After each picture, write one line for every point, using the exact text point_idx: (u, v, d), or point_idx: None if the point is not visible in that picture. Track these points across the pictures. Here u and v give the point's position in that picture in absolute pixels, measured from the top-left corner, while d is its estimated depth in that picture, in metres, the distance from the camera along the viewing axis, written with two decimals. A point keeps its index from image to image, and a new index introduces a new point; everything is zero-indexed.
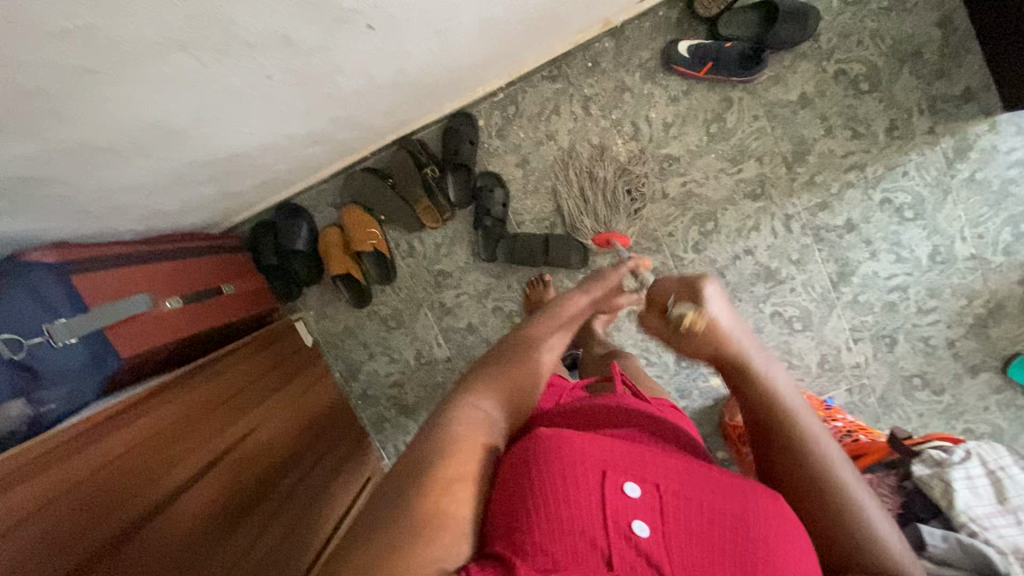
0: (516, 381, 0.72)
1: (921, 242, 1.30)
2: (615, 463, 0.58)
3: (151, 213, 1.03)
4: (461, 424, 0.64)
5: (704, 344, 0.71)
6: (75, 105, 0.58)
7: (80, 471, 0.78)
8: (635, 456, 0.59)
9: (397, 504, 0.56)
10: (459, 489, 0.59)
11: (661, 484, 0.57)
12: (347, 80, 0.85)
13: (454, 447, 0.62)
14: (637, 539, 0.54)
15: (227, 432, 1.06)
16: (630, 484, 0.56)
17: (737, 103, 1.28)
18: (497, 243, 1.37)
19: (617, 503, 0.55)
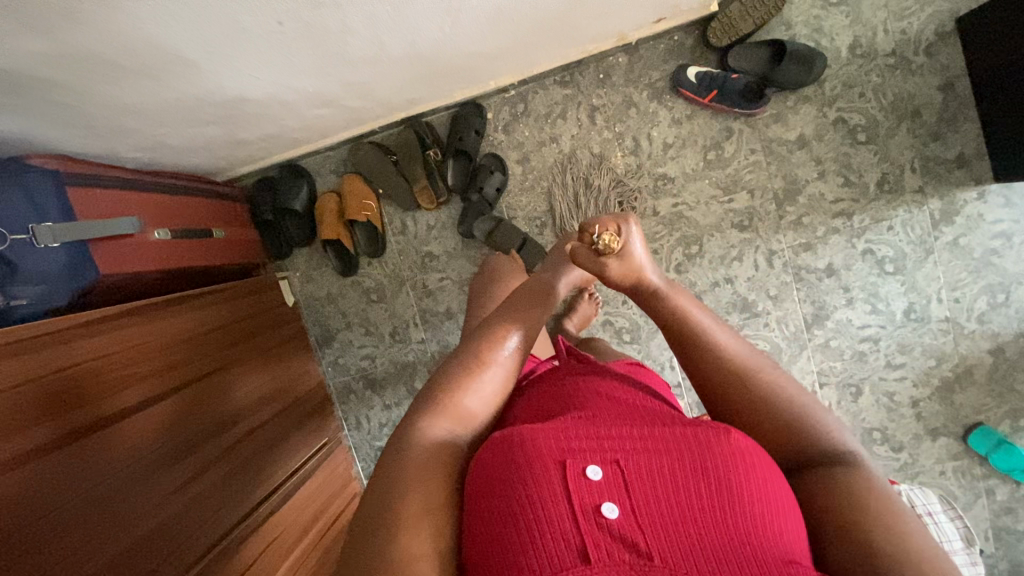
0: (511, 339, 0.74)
1: (898, 297, 1.32)
2: (571, 450, 0.55)
3: (156, 145, 1.08)
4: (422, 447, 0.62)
5: (625, 275, 0.75)
6: (88, 10, 0.62)
7: (39, 367, 0.80)
8: (592, 440, 0.56)
9: (365, 552, 0.53)
10: (426, 516, 0.55)
11: (622, 460, 0.55)
12: (358, 42, 0.89)
13: (421, 469, 0.59)
14: (608, 522, 0.50)
15: (185, 363, 1.07)
16: (590, 467, 0.54)
17: (737, 135, 1.32)
18: (474, 218, 1.40)
19: (580, 488, 0.53)
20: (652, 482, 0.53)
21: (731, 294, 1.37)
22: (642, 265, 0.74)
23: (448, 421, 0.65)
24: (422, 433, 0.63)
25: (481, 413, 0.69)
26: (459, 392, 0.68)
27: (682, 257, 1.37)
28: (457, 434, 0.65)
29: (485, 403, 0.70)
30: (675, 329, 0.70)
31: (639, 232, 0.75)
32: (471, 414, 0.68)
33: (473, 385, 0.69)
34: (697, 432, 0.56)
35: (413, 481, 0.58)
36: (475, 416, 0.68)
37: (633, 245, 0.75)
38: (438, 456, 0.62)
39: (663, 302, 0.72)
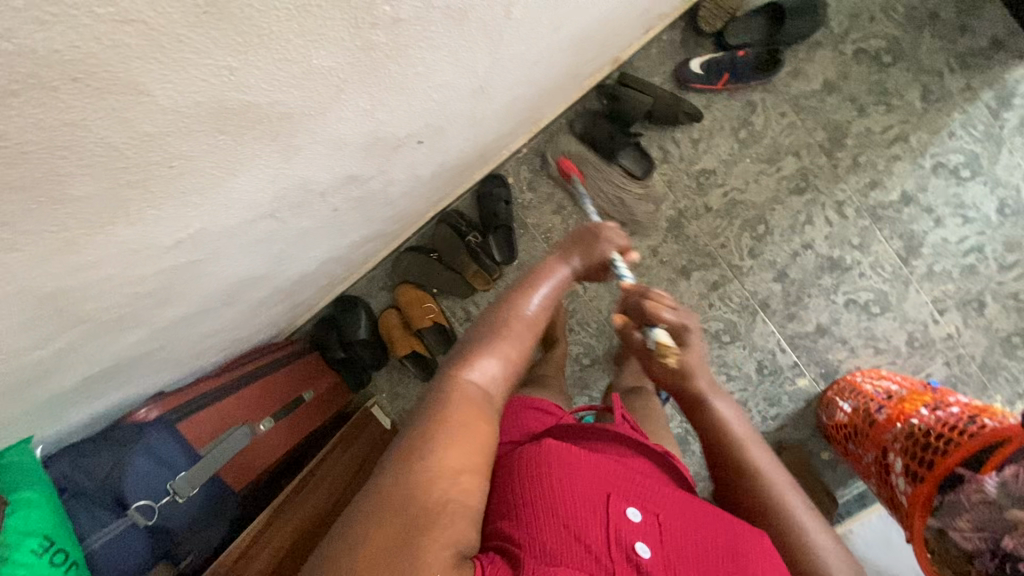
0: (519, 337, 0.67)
1: (986, 198, 1.25)
2: (616, 486, 0.59)
3: (232, 343, 1.08)
4: (455, 399, 0.57)
5: (676, 377, 0.75)
6: (179, 289, 0.60)
7: None
8: (635, 484, 0.61)
9: (380, 492, 0.48)
10: (459, 463, 0.51)
11: (660, 513, 0.59)
12: (399, 186, 0.88)
13: (456, 423, 0.54)
14: (639, 560, 0.52)
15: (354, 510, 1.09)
16: (631, 508, 0.57)
17: (761, 105, 1.28)
18: (594, 120, 1.30)
19: (621, 523, 0.55)
20: (684, 539, 0.57)
21: (815, 258, 1.32)
22: (693, 370, 0.74)
23: (476, 377, 0.60)
24: (455, 384, 0.59)
25: (501, 378, 0.63)
26: (486, 349, 0.64)
27: (753, 241, 1.33)
28: (489, 400, 0.60)
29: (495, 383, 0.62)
30: (719, 443, 0.73)
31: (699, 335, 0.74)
32: (497, 376, 0.62)
33: (494, 348, 0.64)
34: (741, 525, 0.63)
35: (442, 435, 0.53)
36: (500, 378, 0.63)
37: (688, 351, 0.74)
38: (470, 411, 0.56)
39: (705, 412, 0.74)
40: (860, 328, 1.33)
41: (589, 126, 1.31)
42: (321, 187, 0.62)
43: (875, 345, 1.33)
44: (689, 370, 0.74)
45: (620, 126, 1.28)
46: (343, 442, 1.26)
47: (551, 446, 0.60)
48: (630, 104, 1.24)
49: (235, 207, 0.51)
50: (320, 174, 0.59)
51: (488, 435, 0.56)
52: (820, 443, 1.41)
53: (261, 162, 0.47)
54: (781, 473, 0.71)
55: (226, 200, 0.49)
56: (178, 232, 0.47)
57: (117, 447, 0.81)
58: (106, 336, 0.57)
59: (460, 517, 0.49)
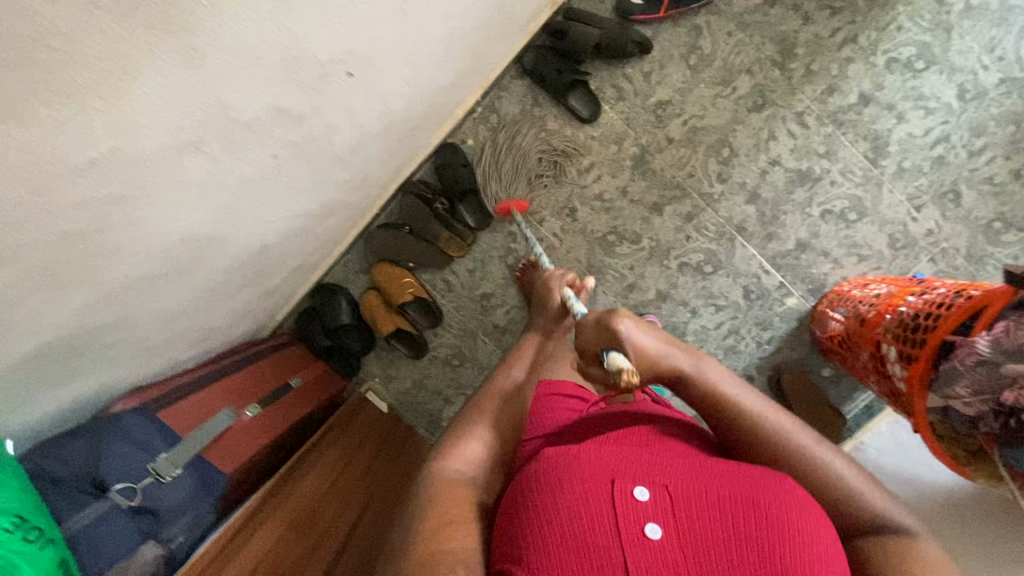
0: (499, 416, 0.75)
1: (945, 86, 1.25)
2: (619, 473, 0.60)
3: (206, 332, 1.06)
4: (440, 488, 0.65)
5: (644, 370, 0.74)
6: (116, 238, 0.59)
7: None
8: (639, 468, 0.61)
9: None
10: (445, 532, 0.59)
11: (669, 484, 0.59)
12: (344, 137, 0.87)
13: (436, 509, 0.62)
14: (652, 541, 0.53)
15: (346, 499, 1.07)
16: (637, 488, 0.58)
17: (707, 27, 1.28)
18: (544, 57, 1.29)
19: (627, 508, 0.56)
20: (698, 505, 0.56)
21: (784, 174, 1.31)
22: (657, 355, 0.74)
23: (459, 462, 0.69)
24: (435, 472, 0.67)
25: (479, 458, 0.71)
26: (464, 432, 0.73)
27: (720, 166, 1.32)
28: (473, 480, 0.68)
29: (479, 462, 0.71)
30: (718, 410, 0.72)
31: (637, 324, 0.74)
32: (476, 456, 0.70)
33: (471, 429, 0.73)
34: (764, 477, 0.60)
35: (426, 522, 0.60)
36: (479, 453, 0.71)
37: (638, 342, 0.73)
38: (454, 490, 0.65)
39: (695, 387, 0.73)
40: (841, 238, 1.32)
41: (539, 63, 1.29)
42: (246, 119, 0.61)
43: (858, 253, 1.32)
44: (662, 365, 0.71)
45: (568, 61, 1.28)
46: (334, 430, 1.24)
47: (549, 458, 0.62)
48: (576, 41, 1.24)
49: (149, 125, 0.50)
50: (240, 98, 0.58)
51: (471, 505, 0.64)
52: (818, 360, 1.39)
53: (163, 66, 0.46)
54: (782, 412, 0.71)
55: (137, 115, 0.48)
56: (86, 150, 0.46)
57: (93, 434, 0.79)
58: (44, 293, 0.56)
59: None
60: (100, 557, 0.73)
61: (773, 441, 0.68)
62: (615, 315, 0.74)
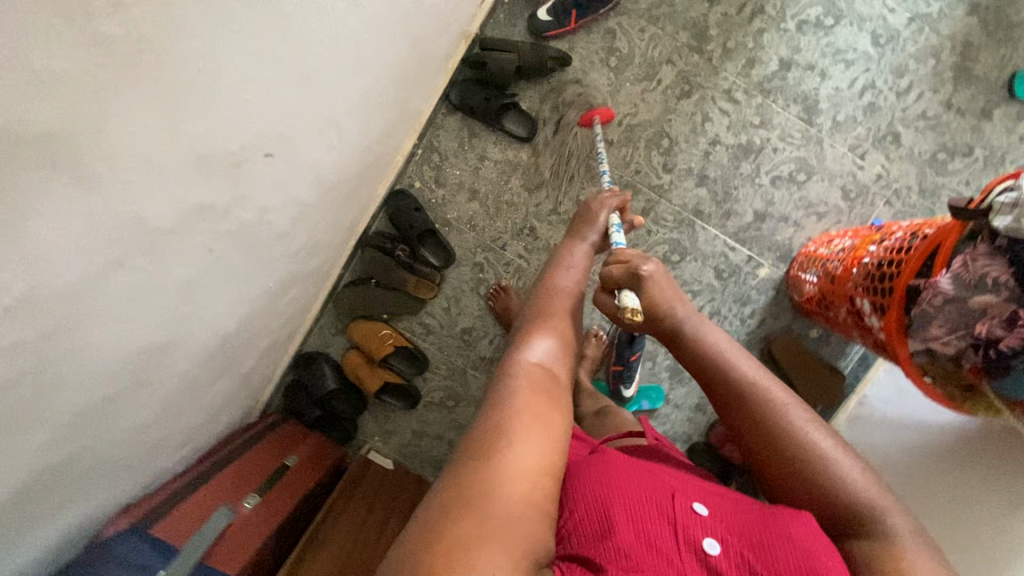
0: (564, 317, 0.76)
1: (858, 36, 1.29)
2: (679, 492, 0.62)
3: (188, 434, 1.04)
4: (529, 384, 0.63)
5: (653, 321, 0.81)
6: (58, 372, 0.57)
7: None
8: (695, 491, 0.64)
9: (468, 470, 0.53)
10: (533, 467, 0.55)
11: (723, 513, 0.61)
12: (281, 212, 0.87)
13: (531, 406, 0.60)
14: (707, 555, 0.55)
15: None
16: (696, 506, 0.60)
17: (619, 28, 1.30)
18: (470, 89, 1.30)
19: (686, 520, 0.58)
20: (748, 529, 0.59)
21: (727, 151, 1.33)
22: (665, 308, 0.80)
23: (535, 354, 0.68)
24: (521, 367, 0.65)
25: (558, 359, 0.69)
26: (542, 332, 0.72)
27: (663, 156, 1.34)
28: (552, 373, 0.67)
29: (551, 356, 0.69)
30: (709, 363, 0.76)
31: (654, 272, 0.83)
32: (554, 350, 0.70)
33: (548, 330, 0.72)
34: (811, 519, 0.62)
35: (519, 419, 0.58)
36: (558, 356, 0.70)
37: (651, 292, 0.81)
38: (536, 386, 0.63)
39: (693, 347, 0.78)
40: (796, 200, 1.34)
41: (465, 97, 1.31)
42: (168, 224, 0.61)
43: (815, 211, 1.34)
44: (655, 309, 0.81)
45: (495, 89, 1.30)
46: (339, 504, 1.19)
47: (611, 464, 0.65)
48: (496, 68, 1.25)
49: (61, 257, 0.49)
50: (155, 205, 0.57)
51: (557, 413, 0.62)
52: (803, 322, 1.39)
53: (63, 199, 0.46)
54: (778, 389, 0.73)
55: (45, 252, 0.47)
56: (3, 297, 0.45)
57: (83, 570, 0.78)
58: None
59: (531, 524, 0.52)
60: None
61: (764, 412, 0.71)
62: (641, 262, 0.84)
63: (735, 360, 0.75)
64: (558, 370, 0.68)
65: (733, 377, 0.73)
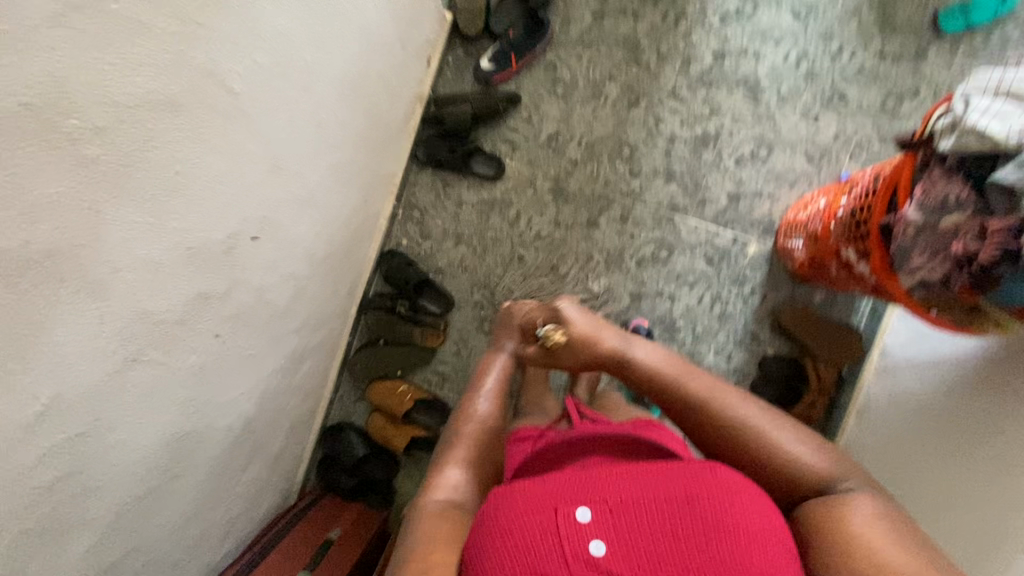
0: (468, 442, 0.83)
1: (779, 15, 1.37)
2: (559, 498, 0.61)
3: (230, 524, 1.06)
4: (430, 516, 0.69)
5: (582, 351, 0.85)
6: (95, 472, 0.62)
7: None
8: (579, 488, 0.63)
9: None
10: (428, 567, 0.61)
11: (608, 501, 0.60)
12: (278, 289, 0.93)
13: (430, 535, 0.65)
14: (596, 560, 0.55)
15: None
16: (579, 511, 0.59)
17: (558, 59, 1.40)
18: (435, 143, 1.39)
19: (569, 530, 0.58)
20: (637, 512, 0.59)
21: (686, 144, 1.39)
22: (591, 332, 0.85)
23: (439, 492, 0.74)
24: (423, 508, 0.71)
25: (467, 484, 0.77)
26: (448, 464, 0.79)
27: (627, 163, 1.40)
28: (457, 505, 0.73)
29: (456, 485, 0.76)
30: (644, 378, 0.80)
31: (573, 307, 0.88)
32: (459, 479, 0.77)
33: (453, 463, 0.80)
34: (693, 467, 0.64)
35: (419, 553, 0.63)
36: (464, 480, 0.77)
37: (569, 322, 0.87)
38: (440, 515, 0.70)
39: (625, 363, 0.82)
40: (764, 174, 1.38)
41: (432, 152, 1.39)
42: (174, 315, 0.67)
43: (785, 181, 1.38)
44: (584, 338, 0.85)
45: (457, 139, 1.39)
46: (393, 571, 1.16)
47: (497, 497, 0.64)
48: (455, 120, 1.34)
49: (79, 360, 0.54)
50: (160, 300, 0.63)
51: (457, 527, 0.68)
52: (805, 289, 1.40)
53: (74, 307, 0.51)
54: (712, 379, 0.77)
55: (62, 359, 0.52)
56: (32, 402, 0.50)
57: None
58: (45, 550, 0.58)
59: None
60: None
61: (701, 403, 0.74)
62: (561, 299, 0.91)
63: (672, 369, 0.79)
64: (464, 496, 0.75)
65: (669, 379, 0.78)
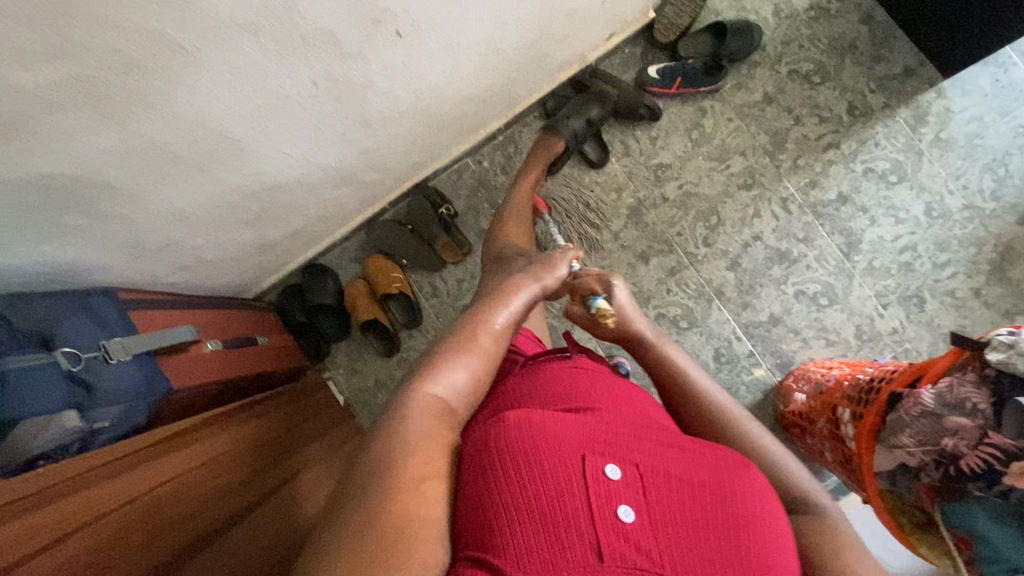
0: (477, 349, 0.71)
1: (914, 201, 1.39)
2: (589, 446, 0.57)
3: (192, 260, 1.08)
4: (423, 416, 0.60)
5: (616, 329, 0.86)
6: (163, 93, 0.67)
7: (113, 499, 0.69)
8: (611, 442, 0.58)
9: (359, 500, 0.50)
10: (421, 495, 0.52)
11: (640, 463, 0.56)
12: (376, 99, 0.97)
13: (420, 442, 0.57)
14: (624, 526, 0.51)
15: (259, 461, 0.97)
16: (609, 466, 0.55)
17: (711, 110, 1.45)
18: (567, 103, 1.44)
19: (599, 485, 0.53)
20: (667, 488, 0.54)
21: (765, 250, 1.41)
22: (631, 316, 0.86)
23: (436, 391, 0.64)
24: (415, 400, 0.61)
25: (462, 389, 0.67)
26: (450, 361, 0.68)
27: (707, 231, 1.42)
28: (449, 413, 0.63)
29: (455, 390, 0.66)
30: (665, 376, 0.82)
31: (621, 284, 0.87)
32: (461, 384, 0.67)
33: (456, 357, 0.69)
34: (723, 460, 0.61)
35: (411, 448, 0.55)
36: (462, 388, 0.67)
37: (617, 300, 0.86)
38: (432, 420, 0.60)
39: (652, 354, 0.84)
40: (811, 319, 1.39)
41: (557, 108, 1.44)
42: (305, 29, 0.72)
43: (826, 337, 1.38)
44: (626, 322, 0.85)
45: (586, 110, 1.42)
46: (269, 403, 1.15)
47: (514, 421, 0.57)
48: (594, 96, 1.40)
49: None
50: (307, 5, 0.69)
51: (448, 445, 0.59)
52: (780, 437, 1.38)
53: None
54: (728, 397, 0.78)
55: None
56: None
57: (59, 300, 0.81)
58: (87, 114, 0.62)
59: (433, 518, 0.51)
60: (20, 407, 0.68)
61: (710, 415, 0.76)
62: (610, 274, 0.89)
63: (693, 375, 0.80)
64: (459, 403, 0.66)
65: (690, 384, 0.79)
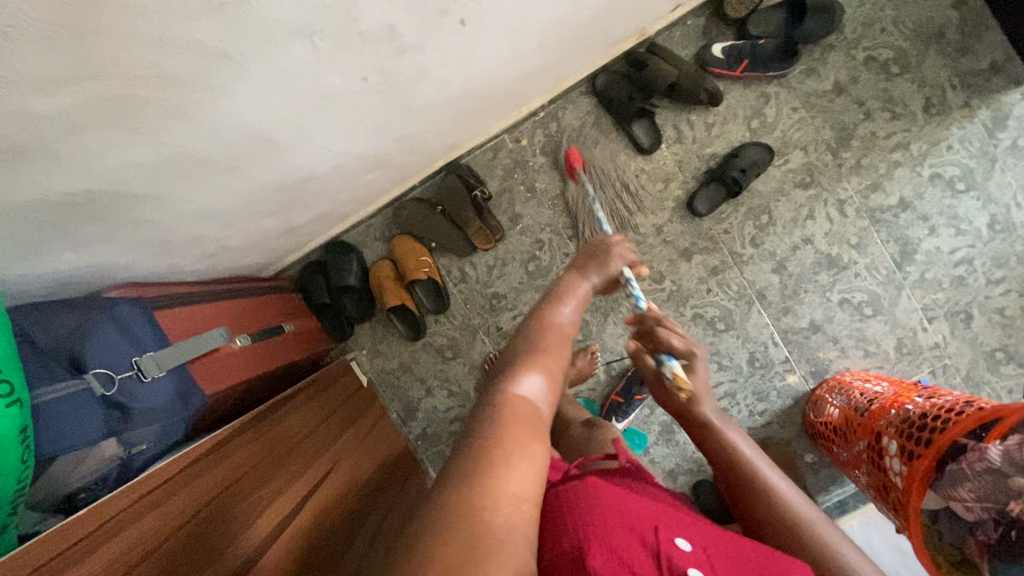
0: (556, 352, 0.66)
1: (978, 212, 1.31)
2: (660, 520, 0.53)
3: (217, 250, 1.00)
4: (514, 417, 0.54)
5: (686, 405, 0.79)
6: (202, 104, 0.57)
7: (166, 526, 0.62)
8: (679, 522, 0.55)
9: (448, 498, 0.46)
10: (515, 506, 0.47)
11: (709, 547, 0.52)
12: (425, 87, 0.86)
13: (514, 445, 0.51)
14: None
15: (296, 464, 0.88)
16: (680, 539, 0.51)
17: (775, 97, 1.33)
18: (620, 81, 1.31)
19: (669, 553, 0.49)
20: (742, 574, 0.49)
21: (814, 254, 1.34)
22: (704, 396, 0.79)
23: (523, 392, 0.58)
24: (504, 402, 0.56)
25: (546, 393, 0.61)
26: (534, 362, 0.63)
27: (755, 230, 1.35)
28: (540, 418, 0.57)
29: (540, 392, 0.60)
30: (726, 462, 0.73)
31: (704, 360, 0.82)
32: (546, 389, 0.61)
33: (537, 358, 0.64)
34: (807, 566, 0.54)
35: (503, 451, 0.50)
36: (546, 391, 0.61)
37: (694, 377, 0.81)
38: (522, 422, 0.54)
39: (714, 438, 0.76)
40: (852, 328, 1.35)
41: (607, 87, 1.32)
42: (362, 25, 0.61)
43: (865, 347, 1.34)
44: (697, 400, 0.78)
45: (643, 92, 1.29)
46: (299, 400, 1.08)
47: (585, 492, 0.55)
48: (652, 75, 1.26)
49: None
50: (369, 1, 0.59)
51: (542, 454, 0.53)
52: (805, 443, 1.38)
53: None
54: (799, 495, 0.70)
55: None
56: None
57: (83, 310, 0.73)
58: (116, 132, 0.53)
59: (521, 538, 0.46)
60: (58, 444, 0.65)
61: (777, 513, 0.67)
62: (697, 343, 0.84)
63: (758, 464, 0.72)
64: (545, 405, 0.60)
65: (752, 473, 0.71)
